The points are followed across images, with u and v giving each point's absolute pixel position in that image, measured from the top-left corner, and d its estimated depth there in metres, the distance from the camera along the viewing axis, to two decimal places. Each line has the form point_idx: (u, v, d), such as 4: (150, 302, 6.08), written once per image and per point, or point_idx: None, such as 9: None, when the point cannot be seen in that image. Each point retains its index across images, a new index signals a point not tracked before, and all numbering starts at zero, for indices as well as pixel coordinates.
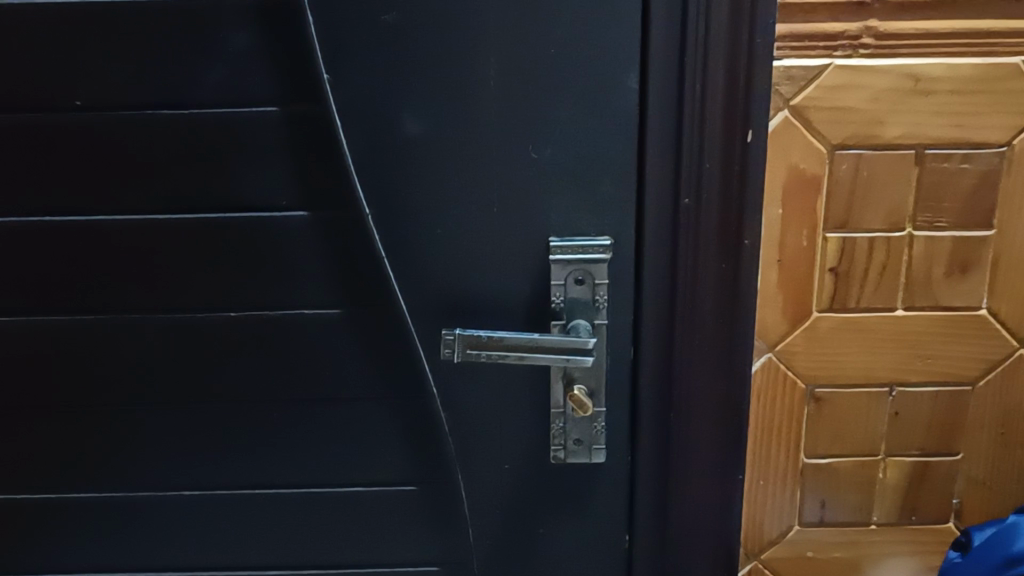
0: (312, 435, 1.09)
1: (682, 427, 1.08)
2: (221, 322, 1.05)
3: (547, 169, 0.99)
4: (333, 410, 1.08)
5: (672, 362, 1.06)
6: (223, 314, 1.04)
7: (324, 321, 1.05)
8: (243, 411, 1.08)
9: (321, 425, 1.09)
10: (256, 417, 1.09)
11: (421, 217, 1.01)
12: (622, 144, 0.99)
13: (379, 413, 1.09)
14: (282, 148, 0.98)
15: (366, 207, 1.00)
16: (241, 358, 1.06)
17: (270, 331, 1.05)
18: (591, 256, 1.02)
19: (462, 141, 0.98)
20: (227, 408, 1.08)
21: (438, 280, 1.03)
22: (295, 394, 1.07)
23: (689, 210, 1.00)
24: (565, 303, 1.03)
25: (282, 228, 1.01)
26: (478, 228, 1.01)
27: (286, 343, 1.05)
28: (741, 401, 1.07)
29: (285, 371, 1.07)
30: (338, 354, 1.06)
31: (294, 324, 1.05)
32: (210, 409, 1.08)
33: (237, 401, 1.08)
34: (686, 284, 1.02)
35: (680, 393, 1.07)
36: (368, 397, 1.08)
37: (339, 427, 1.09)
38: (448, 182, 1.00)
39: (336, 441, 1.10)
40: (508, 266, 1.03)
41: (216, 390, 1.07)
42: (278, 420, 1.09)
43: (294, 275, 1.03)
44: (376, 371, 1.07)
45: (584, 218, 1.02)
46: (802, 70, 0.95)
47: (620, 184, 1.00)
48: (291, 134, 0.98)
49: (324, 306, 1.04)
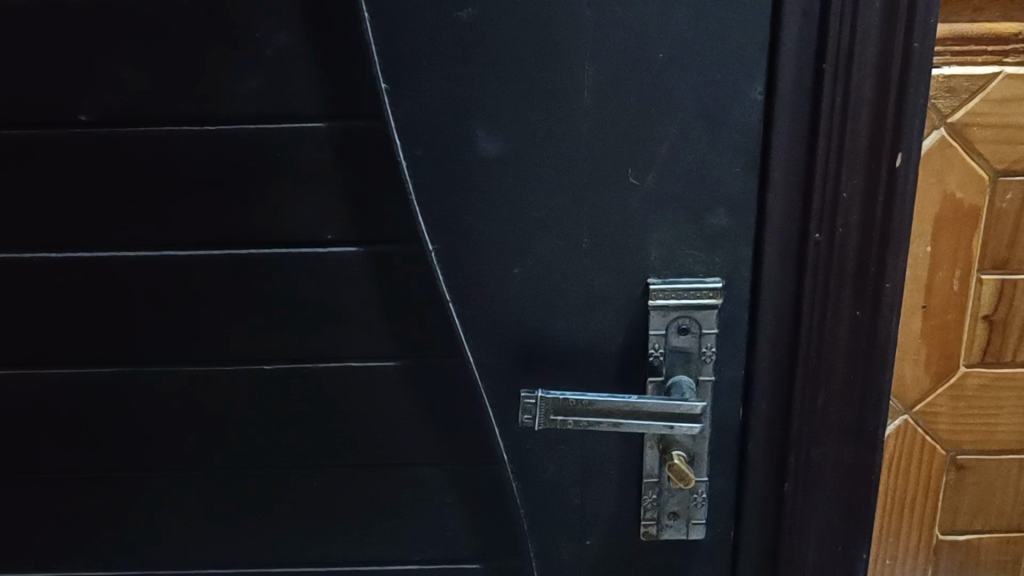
0: (362, 503, 0.93)
1: (798, 501, 0.91)
2: (257, 375, 0.89)
3: (649, 197, 0.82)
4: (388, 476, 0.92)
5: (790, 424, 0.89)
6: (261, 366, 0.88)
7: (378, 375, 0.88)
8: (283, 477, 0.92)
9: (374, 493, 0.93)
10: (297, 483, 0.93)
11: (495, 255, 0.84)
12: (739, 168, 0.82)
13: (440, 480, 0.92)
14: (331, 171, 0.82)
15: (430, 243, 0.83)
16: (279, 415, 0.90)
17: (314, 385, 0.89)
18: (699, 301, 0.85)
19: (549, 164, 0.81)
20: (264, 473, 0.92)
21: (514, 327, 0.86)
22: (344, 458, 0.92)
23: (817, 247, 0.82)
24: (665, 356, 0.86)
25: (329, 267, 0.85)
26: (565, 269, 0.84)
27: (333, 399, 0.89)
28: (871, 471, 0.89)
29: (332, 433, 0.91)
30: (393, 412, 0.90)
31: (342, 378, 0.89)
32: (242, 473, 0.92)
33: (276, 465, 0.92)
34: (812, 334, 0.85)
35: (796, 459, 0.89)
36: (427, 462, 0.91)
37: (393, 494, 0.93)
38: (529, 214, 0.82)
39: (390, 512, 0.94)
40: (598, 313, 0.86)
41: (251, 452, 0.91)
42: (322, 485, 0.93)
43: (343, 322, 0.86)
44: (438, 433, 0.90)
45: (691, 255, 0.84)
46: (965, 80, 0.79)
47: (737, 216, 0.83)
48: (341, 156, 0.81)
49: (379, 358, 0.88)
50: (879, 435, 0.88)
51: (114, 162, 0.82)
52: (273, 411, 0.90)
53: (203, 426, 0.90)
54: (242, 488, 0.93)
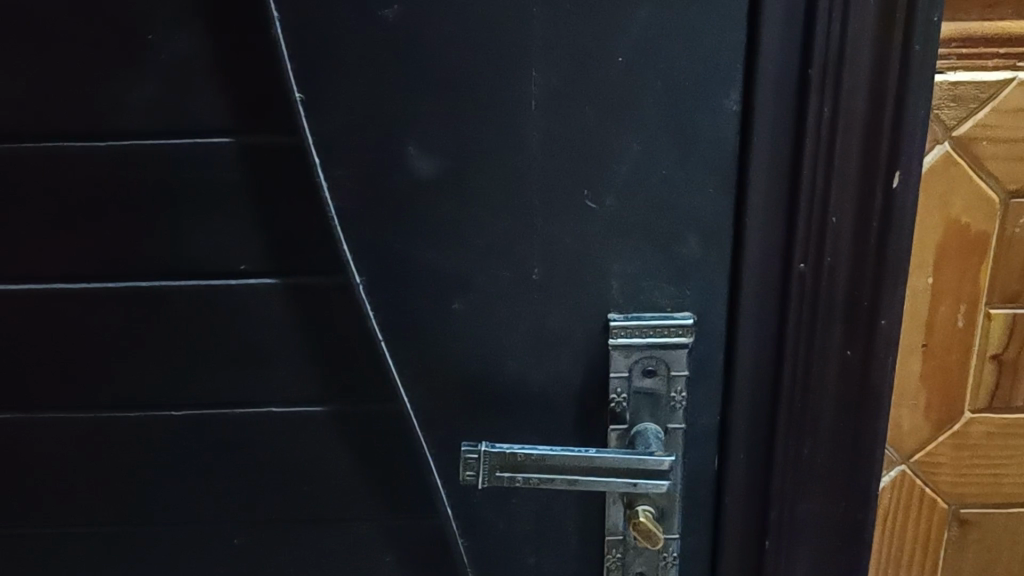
0: (289, 563, 0.83)
1: (781, 560, 0.80)
2: (165, 421, 0.78)
3: (609, 222, 0.71)
4: (318, 534, 0.81)
5: (771, 477, 0.78)
6: (169, 413, 0.77)
7: (302, 422, 0.77)
8: (198, 534, 0.82)
9: (301, 551, 0.82)
10: (214, 541, 0.82)
11: (433, 288, 0.73)
12: (713, 189, 0.71)
13: (376, 537, 0.81)
14: (242, 193, 0.71)
15: (358, 276, 0.72)
16: (191, 466, 0.79)
17: (230, 434, 0.78)
18: (666, 339, 0.74)
19: (493, 185, 0.70)
20: (177, 531, 0.81)
21: (455, 368, 0.76)
22: (266, 513, 0.81)
23: (802, 278, 0.71)
24: (628, 399, 0.76)
25: (243, 301, 0.74)
26: (513, 303, 0.73)
27: (251, 449, 0.78)
28: (863, 526, 0.79)
29: (250, 486, 0.80)
30: (321, 463, 0.79)
31: (262, 425, 0.78)
32: (151, 530, 0.81)
33: (191, 522, 0.81)
34: (795, 375, 0.75)
35: (777, 516, 0.79)
36: (361, 518, 0.81)
37: (323, 552, 0.82)
38: (470, 240, 0.72)
39: (322, 573, 0.83)
40: (553, 353, 0.75)
41: (161, 509, 0.80)
42: (243, 544, 0.82)
43: (260, 362, 0.76)
44: (371, 485, 0.79)
45: (658, 288, 0.74)
46: (973, 88, 0.68)
47: (710, 243, 0.72)
48: (251, 176, 0.70)
49: (303, 403, 0.77)
50: (871, 488, 0.77)
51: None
52: (184, 462, 0.79)
53: (106, 479, 0.79)
54: (152, 547, 0.82)
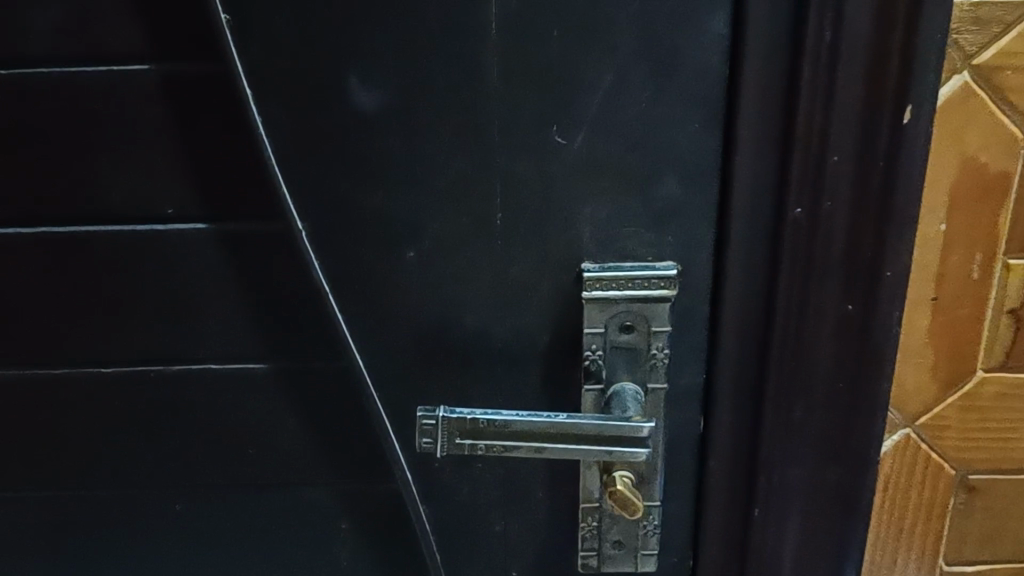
0: (236, 530, 0.76)
1: (770, 530, 0.73)
2: (93, 381, 0.71)
3: (579, 162, 0.63)
4: (266, 499, 0.75)
5: (760, 440, 0.71)
6: (98, 370, 0.70)
7: (245, 380, 0.70)
8: (137, 500, 0.75)
9: (249, 518, 0.76)
10: (155, 507, 0.75)
11: (385, 234, 0.65)
12: (697, 124, 0.63)
13: (329, 502, 0.75)
14: (164, 128, 0.62)
15: (299, 222, 0.65)
16: (125, 428, 0.72)
17: (165, 393, 0.71)
18: (646, 292, 0.66)
19: (448, 119, 0.62)
20: (114, 497, 0.75)
21: (412, 322, 0.68)
22: (210, 477, 0.74)
23: (797, 223, 0.64)
24: (604, 357, 0.68)
25: (173, 249, 0.66)
26: (473, 251, 0.66)
27: (189, 409, 0.71)
28: (860, 494, 0.71)
29: (192, 448, 0.73)
30: (267, 423, 0.72)
31: (200, 383, 0.71)
32: (86, 493, 0.75)
33: (128, 487, 0.74)
34: (788, 331, 0.67)
35: (767, 482, 0.72)
36: (312, 483, 0.74)
37: (272, 517, 0.76)
38: (423, 182, 0.64)
39: (272, 540, 0.77)
40: (518, 306, 0.67)
41: (95, 473, 0.74)
42: (185, 509, 0.75)
43: (195, 315, 0.68)
44: (322, 447, 0.73)
45: (636, 234, 0.66)
46: (996, 8, 0.59)
47: (693, 184, 0.64)
48: (174, 109, 0.62)
49: (245, 359, 0.70)
50: (869, 455, 0.70)
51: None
52: (116, 425, 0.72)
53: (32, 443, 0.73)
54: (89, 513, 0.76)
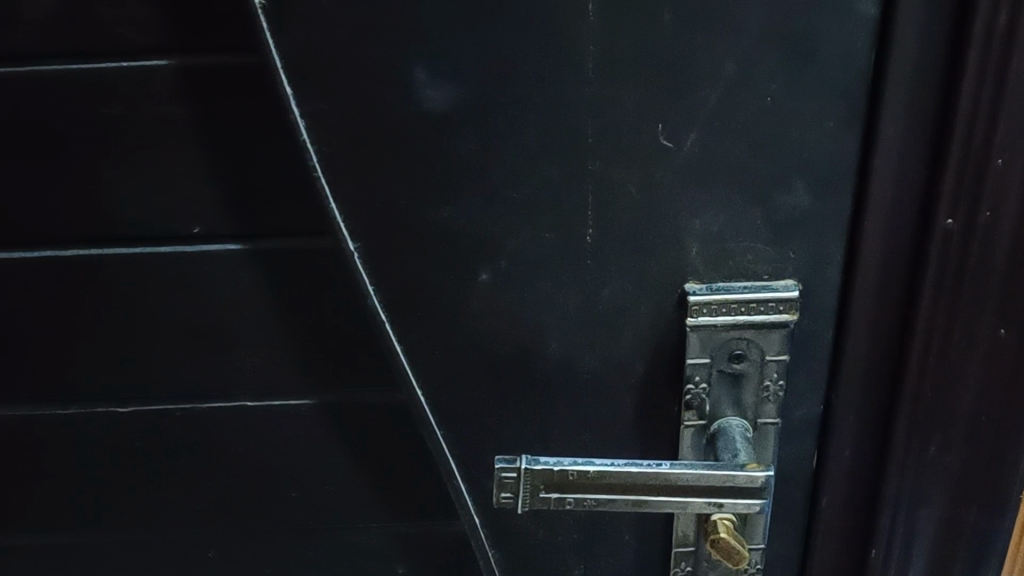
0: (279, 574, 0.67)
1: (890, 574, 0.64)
2: (110, 420, 0.61)
3: (689, 167, 0.53)
4: (313, 543, 0.66)
5: (883, 478, 0.61)
6: (118, 407, 0.61)
7: (287, 417, 0.61)
8: (165, 545, 0.66)
9: (294, 562, 0.67)
10: (185, 552, 0.66)
11: (453, 255, 0.55)
12: (834, 120, 0.51)
13: (384, 546, 0.66)
14: (188, 134, 0.52)
15: (351, 242, 0.54)
16: (151, 468, 0.63)
17: (197, 430, 0.61)
18: (762, 318, 0.56)
19: (532, 121, 0.51)
20: (139, 542, 0.66)
21: (483, 355, 0.58)
22: (247, 519, 0.65)
23: (946, 236, 0.53)
24: (709, 390, 0.58)
25: (201, 273, 0.56)
26: (558, 272, 0.55)
27: (224, 447, 0.62)
28: (998, 539, 0.61)
29: (226, 489, 0.63)
30: (313, 463, 0.62)
31: (236, 420, 0.61)
32: (107, 539, 0.65)
33: (154, 531, 0.65)
34: (927, 360, 0.57)
35: (890, 524, 0.62)
36: (365, 526, 0.65)
37: (319, 562, 0.66)
38: (501, 195, 0.53)
39: None
40: (609, 333, 0.57)
41: (115, 517, 0.64)
42: (221, 554, 0.66)
43: (229, 346, 0.58)
44: (376, 489, 0.63)
45: (752, 250, 0.55)
46: None
47: (825, 192, 0.54)
48: (201, 112, 0.51)
49: (288, 396, 0.60)
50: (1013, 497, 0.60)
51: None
52: (139, 465, 0.62)
53: (44, 486, 0.63)
54: (111, 559, 0.66)
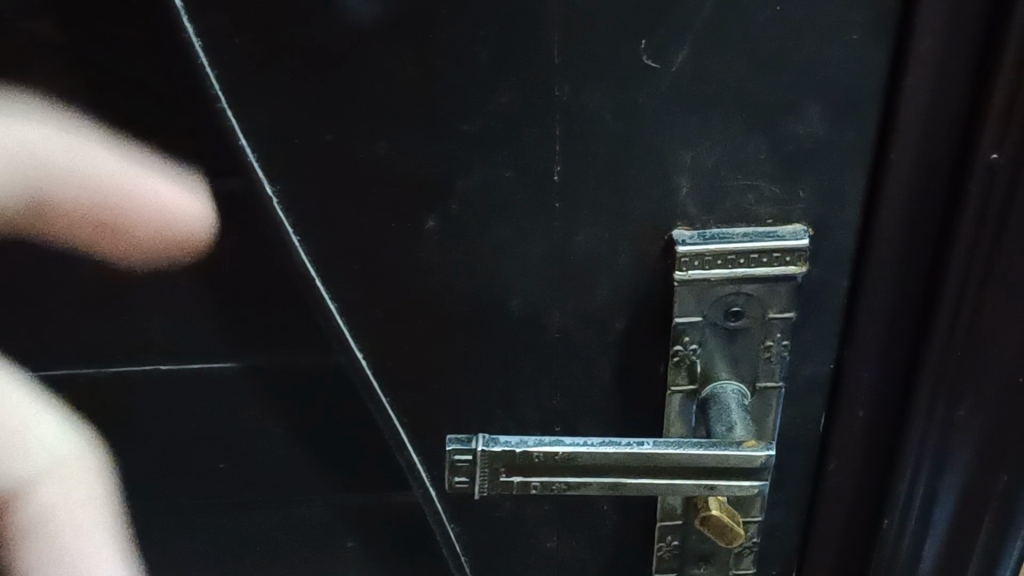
0: (211, 550, 0.59)
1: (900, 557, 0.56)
2: (73, 439, 0.53)
3: (679, 90, 0.43)
4: (246, 516, 0.58)
5: (901, 449, 0.53)
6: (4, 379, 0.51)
7: (206, 382, 0.52)
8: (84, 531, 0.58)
9: (227, 537, 0.59)
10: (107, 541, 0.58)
11: (392, 199, 0.45)
12: (859, 32, 0.42)
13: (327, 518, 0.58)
14: (53, 63, 0.41)
15: (268, 185, 0.45)
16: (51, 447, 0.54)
17: (102, 402, 0.52)
18: (765, 270, 0.47)
19: (480, 35, 0.41)
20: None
21: (432, 314, 0.49)
22: (173, 501, 0.57)
23: (991, 173, 0.43)
24: (700, 351, 0.50)
25: (86, 226, 0.46)
26: (519, 217, 0.46)
27: (137, 416, 0.53)
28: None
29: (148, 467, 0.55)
30: (240, 431, 0.54)
31: (146, 387, 0.52)
32: None
33: None
34: (958, 322, 0.47)
35: (903, 501, 0.54)
36: (304, 498, 0.57)
37: (256, 536, 0.59)
38: (449, 126, 0.44)
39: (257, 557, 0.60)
40: (578, 290, 0.48)
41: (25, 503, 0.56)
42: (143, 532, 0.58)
43: (131, 306, 0.49)
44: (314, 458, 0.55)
45: (754, 189, 0.46)
46: None
47: (843, 120, 0.44)
48: (68, 33, 0.41)
49: (203, 359, 0.51)
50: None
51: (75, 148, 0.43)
52: None
53: None
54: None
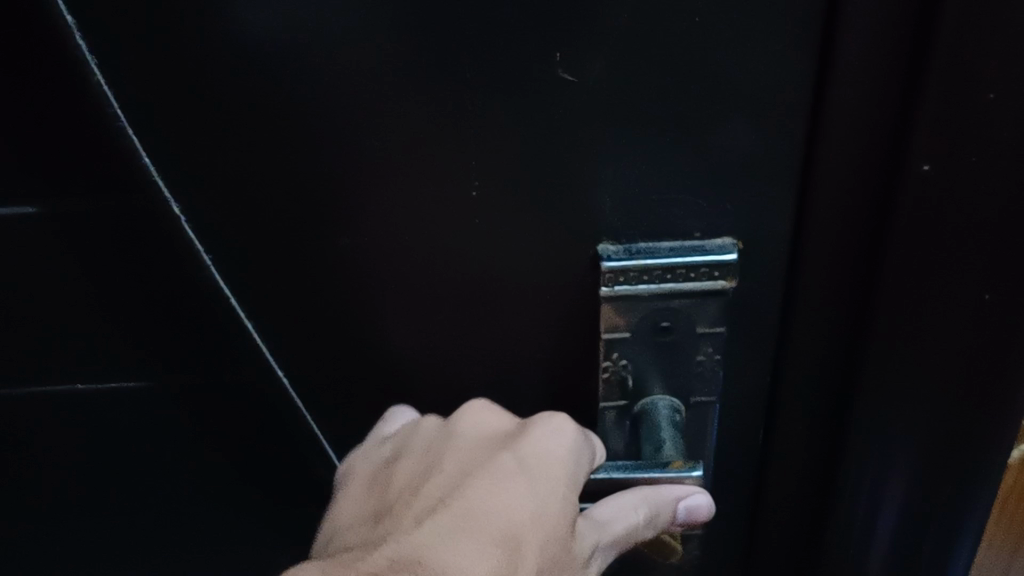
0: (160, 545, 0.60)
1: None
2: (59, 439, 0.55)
3: (597, 104, 0.41)
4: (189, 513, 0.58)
5: (838, 474, 0.51)
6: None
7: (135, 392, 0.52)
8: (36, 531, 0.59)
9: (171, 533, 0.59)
10: (59, 537, 0.59)
11: (306, 215, 0.44)
12: (782, 43, 0.40)
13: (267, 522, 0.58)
14: None
15: (174, 205, 0.44)
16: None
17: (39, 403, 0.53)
18: (693, 285, 0.46)
19: (388, 55, 0.40)
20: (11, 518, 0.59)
21: (354, 330, 0.48)
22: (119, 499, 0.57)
23: (922, 186, 0.40)
24: (631, 367, 0.48)
25: (7, 234, 0.46)
26: (434, 236, 0.45)
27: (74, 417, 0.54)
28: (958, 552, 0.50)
29: (92, 467, 0.56)
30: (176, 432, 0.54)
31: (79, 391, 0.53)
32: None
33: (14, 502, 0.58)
34: (891, 343, 0.45)
35: (840, 525, 0.52)
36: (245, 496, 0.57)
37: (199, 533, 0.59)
38: (360, 144, 0.42)
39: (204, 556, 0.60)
40: (507, 310, 0.47)
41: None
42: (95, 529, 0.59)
43: (54, 315, 0.49)
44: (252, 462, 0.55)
45: (681, 203, 0.44)
46: None
47: (769, 132, 0.42)
48: None
49: (131, 368, 0.51)
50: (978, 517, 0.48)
51: (594, 448, 0.46)
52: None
53: None
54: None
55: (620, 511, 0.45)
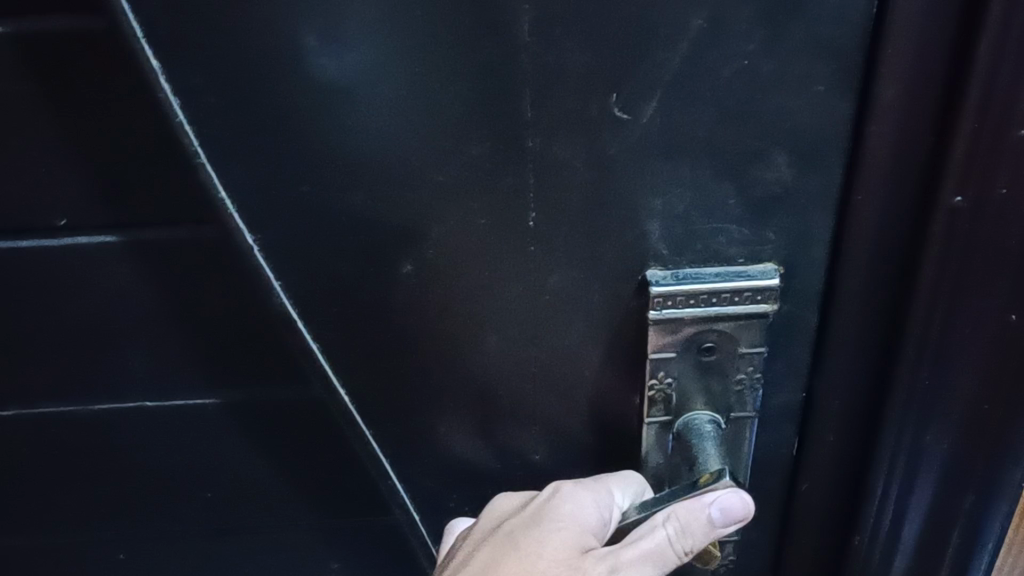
0: (218, 548, 0.63)
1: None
2: (125, 454, 0.57)
3: (648, 142, 0.44)
4: (246, 520, 0.61)
5: (866, 477, 0.54)
6: (29, 401, 0.55)
7: (202, 408, 0.55)
8: (93, 536, 0.62)
9: (228, 536, 0.62)
10: (117, 540, 0.62)
11: (370, 245, 0.47)
12: (824, 86, 0.42)
13: (321, 524, 0.61)
14: (55, 113, 0.44)
15: (248, 233, 0.46)
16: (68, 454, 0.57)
17: (109, 421, 0.56)
18: (738, 309, 0.48)
19: (453, 97, 0.42)
20: (76, 526, 0.61)
21: (411, 351, 0.51)
22: (181, 505, 0.60)
23: (954, 216, 0.43)
24: (674, 385, 0.51)
25: (88, 263, 0.49)
26: (491, 263, 0.47)
27: (141, 432, 0.56)
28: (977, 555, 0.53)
29: (154, 481, 0.59)
30: (235, 448, 0.57)
31: (148, 408, 0.55)
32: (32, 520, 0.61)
33: (81, 510, 0.60)
34: (920, 361, 0.48)
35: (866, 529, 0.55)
36: (298, 505, 0.59)
37: (255, 536, 0.62)
38: (423, 179, 0.45)
39: (259, 555, 0.63)
40: (557, 331, 0.50)
41: (42, 509, 0.60)
42: (157, 534, 0.62)
43: (129, 336, 0.52)
44: (307, 473, 0.58)
45: (725, 232, 0.47)
46: None
47: (810, 168, 0.45)
48: (65, 87, 0.43)
49: (198, 385, 0.54)
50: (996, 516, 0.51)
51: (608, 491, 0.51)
52: (59, 453, 0.57)
53: None
54: (37, 546, 0.62)
55: (649, 524, 0.47)
